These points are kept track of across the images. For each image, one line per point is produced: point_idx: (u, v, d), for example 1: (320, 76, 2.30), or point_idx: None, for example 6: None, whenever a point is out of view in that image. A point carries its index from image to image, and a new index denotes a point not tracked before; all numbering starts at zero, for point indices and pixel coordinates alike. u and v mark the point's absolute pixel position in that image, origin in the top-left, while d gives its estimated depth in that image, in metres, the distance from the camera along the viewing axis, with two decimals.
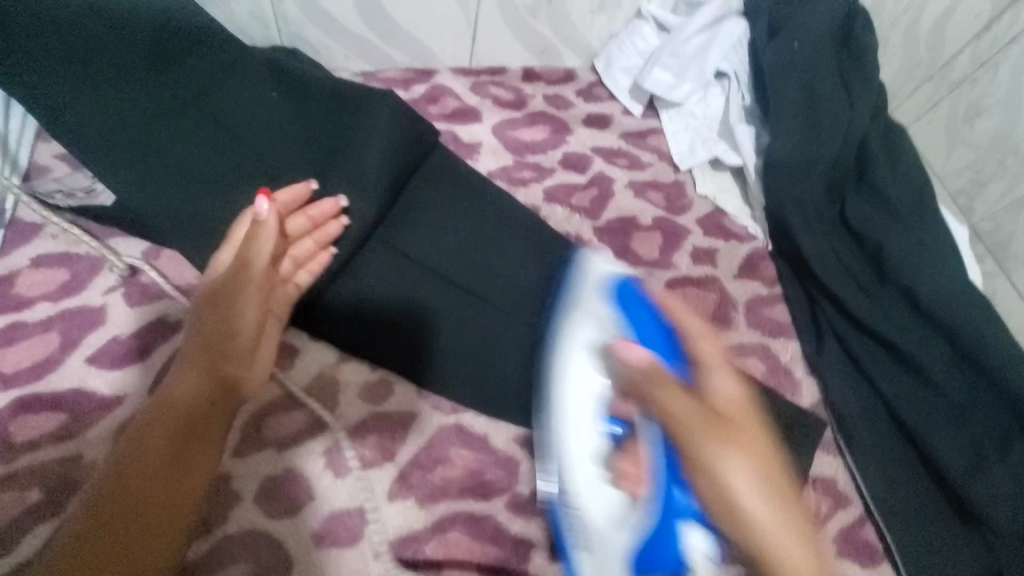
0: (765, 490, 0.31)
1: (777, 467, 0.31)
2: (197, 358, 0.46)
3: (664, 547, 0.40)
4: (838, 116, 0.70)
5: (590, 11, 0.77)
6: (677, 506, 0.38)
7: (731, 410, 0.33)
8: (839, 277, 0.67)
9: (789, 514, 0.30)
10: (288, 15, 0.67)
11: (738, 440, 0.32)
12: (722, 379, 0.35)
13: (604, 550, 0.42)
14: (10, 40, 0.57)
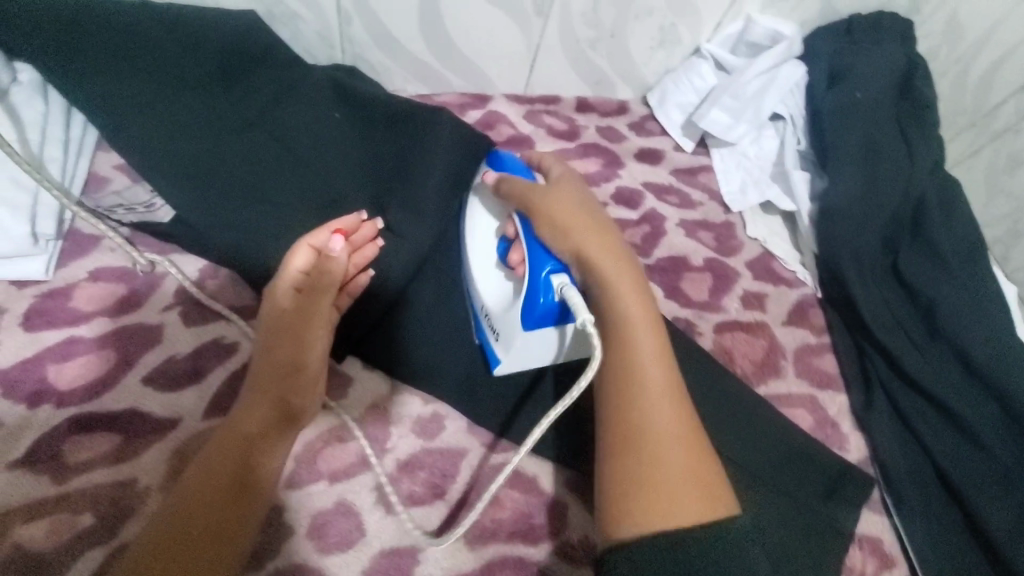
0: (570, 209, 0.49)
1: (607, 230, 0.49)
2: (264, 387, 0.47)
3: (536, 297, 0.48)
4: (899, 167, 0.71)
5: (650, 47, 0.77)
6: (540, 260, 0.49)
7: (584, 205, 0.50)
8: (892, 331, 0.65)
9: (585, 220, 0.48)
10: (354, 37, 0.67)
11: (550, 191, 0.50)
12: (569, 186, 0.52)
13: (503, 323, 0.51)
14: (70, 45, 0.54)
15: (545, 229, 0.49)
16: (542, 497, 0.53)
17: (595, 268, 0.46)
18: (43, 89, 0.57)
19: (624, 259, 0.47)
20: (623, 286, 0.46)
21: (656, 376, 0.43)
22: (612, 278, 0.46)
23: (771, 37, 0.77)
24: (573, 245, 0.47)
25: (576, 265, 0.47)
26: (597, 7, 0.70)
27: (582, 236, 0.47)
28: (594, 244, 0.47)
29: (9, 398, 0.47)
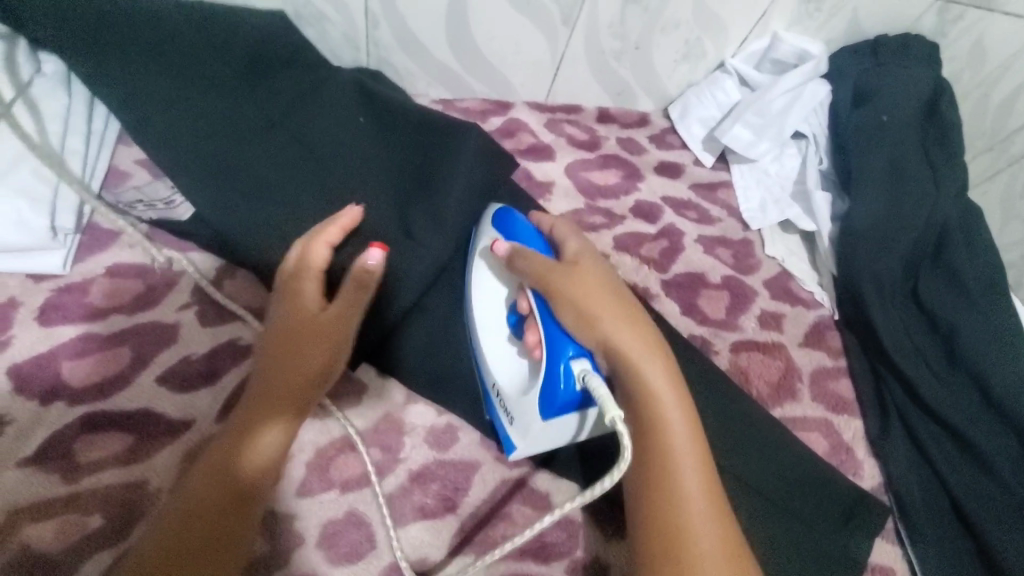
0: (594, 291, 0.48)
1: (629, 310, 0.48)
2: (273, 386, 0.46)
3: (555, 387, 0.46)
4: (923, 191, 0.70)
5: (674, 60, 0.76)
6: (560, 346, 0.46)
7: (609, 289, 0.49)
8: (910, 357, 0.65)
9: (609, 302, 0.47)
10: (380, 41, 0.67)
11: (571, 271, 0.49)
12: (589, 262, 0.51)
13: (520, 409, 0.49)
14: (94, 35, 0.53)
15: (567, 313, 0.47)
16: (555, 514, 0.52)
17: (626, 359, 0.45)
18: (67, 81, 0.56)
19: (650, 342, 0.47)
20: (656, 382, 0.45)
21: (691, 476, 0.42)
22: (646, 372, 0.45)
23: (797, 56, 0.76)
24: (601, 333, 0.46)
25: (603, 353, 0.46)
26: (624, 19, 0.69)
27: (610, 325, 0.46)
28: (623, 332, 0.46)
29: (22, 393, 0.47)
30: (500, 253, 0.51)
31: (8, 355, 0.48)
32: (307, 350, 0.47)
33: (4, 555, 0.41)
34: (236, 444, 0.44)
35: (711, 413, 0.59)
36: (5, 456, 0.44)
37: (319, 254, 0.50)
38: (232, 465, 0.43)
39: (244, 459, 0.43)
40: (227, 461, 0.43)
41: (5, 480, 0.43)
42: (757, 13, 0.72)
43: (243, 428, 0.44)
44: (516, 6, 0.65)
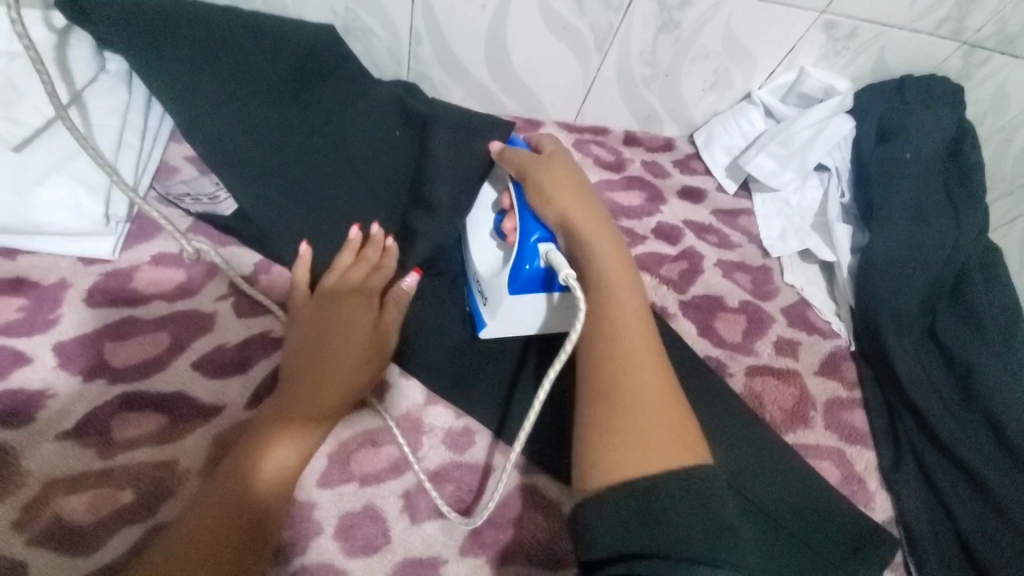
0: (560, 175, 0.53)
1: (589, 196, 0.52)
2: (325, 382, 0.48)
3: (523, 261, 0.50)
4: (944, 229, 0.71)
5: (702, 89, 0.78)
6: (529, 227, 0.51)
7: (573, 176, 0.53)
8: (926, 391, 0.65)
9: (571, 185, 0.52)
10: (422, 57, 0.70)
11: (544, 161, 0.54)
12: (562, 158, 0.56)
13: (493, 288, 0.54)
14: (158, 33, 0.55)
15: (533, 193, 0.52)
16: (564, 523, 0.52)
17: (579, 233, 0.48)
18: (128, 79, 0.60)
19: (603, 222, 0.50)
20: (606, 254, 0.48)
21: (636, 337, 0.44)
22: (598, 249, 0.48)
23: (825, 90, 0.78)
24: (559, 207, 0.50)
25: (559, 228, 0.50)
26: (657, 47, 0.71)
27: (564, 201, 0.50)
28: (574, 207, 0.50)
29: (66, 369, 0.49)
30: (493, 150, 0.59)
31: (55, 333, 0.50)
32: (353, 352, 0.51)
33: (35, 525, 0.42)
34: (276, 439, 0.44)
35: (723, 436, 0.60)
36: (46, 428, 0.46)
37: (377, 279, 0.56)
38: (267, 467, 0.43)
39: (281, 461, 0.44)
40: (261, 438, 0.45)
41: (43, 452, 0.45)
42: (783, 51, 0.74)
43: (282, 413, 0.46)
44: (552, 30, 0.68)
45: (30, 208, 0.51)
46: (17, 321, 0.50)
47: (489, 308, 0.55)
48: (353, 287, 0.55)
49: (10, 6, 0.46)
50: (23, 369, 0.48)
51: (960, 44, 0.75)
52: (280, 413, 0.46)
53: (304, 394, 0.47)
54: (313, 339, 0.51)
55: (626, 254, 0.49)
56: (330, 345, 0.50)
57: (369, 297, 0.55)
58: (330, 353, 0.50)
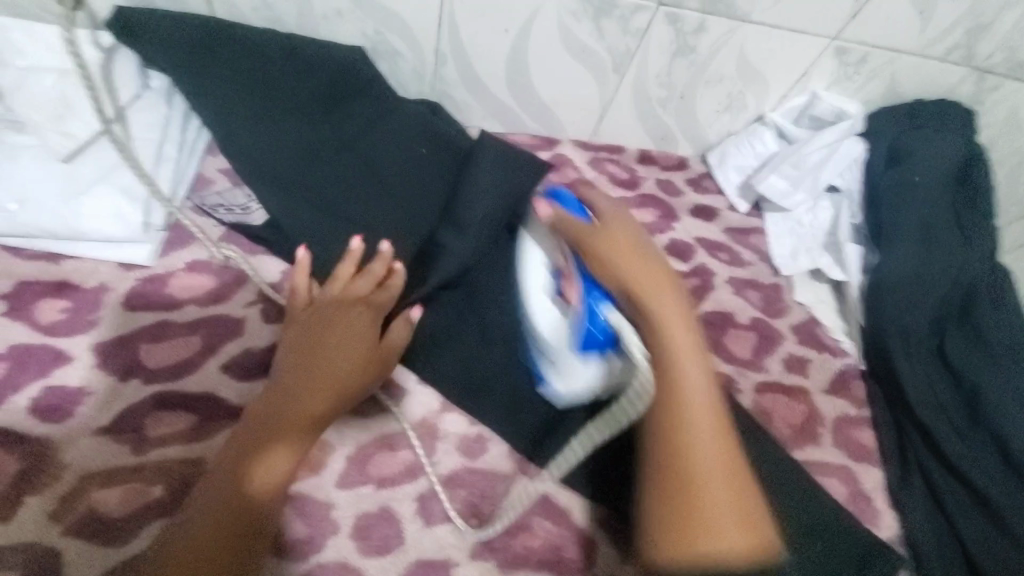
0: (624, 245, 0.49)
1: (653, 261, 0.49)
2: (322, 386, 0.49)
3: (594, 329, 0.49)
4: (952, 251, 0.72)
5: (716, 111, 0.80)
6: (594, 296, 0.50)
7: (637, 242, 0.50)
8: (934, 410, 0.66)
9: (635, 254, 0.49)
10: (445, 78, 0.73)
11: (605, 230, 0.50)
12: (622, 220, 0.52)
13: (560, 353, 0.53)
14: (199, 52, 0.59)
15: (596, 268, 0.49)
16: (574, 531, 0.54)
17: (645, 304, 0.46)
18: (168, 95, 0.63)
19: (671, 289, 0.47)
20: (670, 317, 0.45)
21: (700, 412, 0.43)
22: (663, 311, 0.45)
23: (835, 114, 0.80)
24: (622, 283, 0.47)
25: (625, 302, 0.47)
26: (672, 70, 0.74)
27: (630, 274, 0.47)
28: (642, 279, 0.47)
29: (104, 368, 0.52)
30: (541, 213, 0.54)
31: (94, 333, 0.53)
32: (345, 359, 0.51)
33: (71, 516, 0.45)
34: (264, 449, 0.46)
35: None
36: (84, 423, 0.49)
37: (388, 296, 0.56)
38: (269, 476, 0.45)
39: (275, 467, 0.46)
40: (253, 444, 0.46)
41: (81, 447, 0.48)
42: (796, 75, 0.76)
43: (271, 419, 0.47)
44: (572, 53, 0.70)
45: (78, 217, 0.55)
46: (60, 321, 0.53)
47: (557, 372, 0.55)
48: (365, 304, 0.54)
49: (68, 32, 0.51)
50: (64, 367, 0.51)
51: (971, 71, 0.76)
52: (269, 421, 0.47)
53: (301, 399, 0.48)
54: (313, 343, 0.51)
55: (694, 310, 0.47)
56: (324, 351, 0.51)
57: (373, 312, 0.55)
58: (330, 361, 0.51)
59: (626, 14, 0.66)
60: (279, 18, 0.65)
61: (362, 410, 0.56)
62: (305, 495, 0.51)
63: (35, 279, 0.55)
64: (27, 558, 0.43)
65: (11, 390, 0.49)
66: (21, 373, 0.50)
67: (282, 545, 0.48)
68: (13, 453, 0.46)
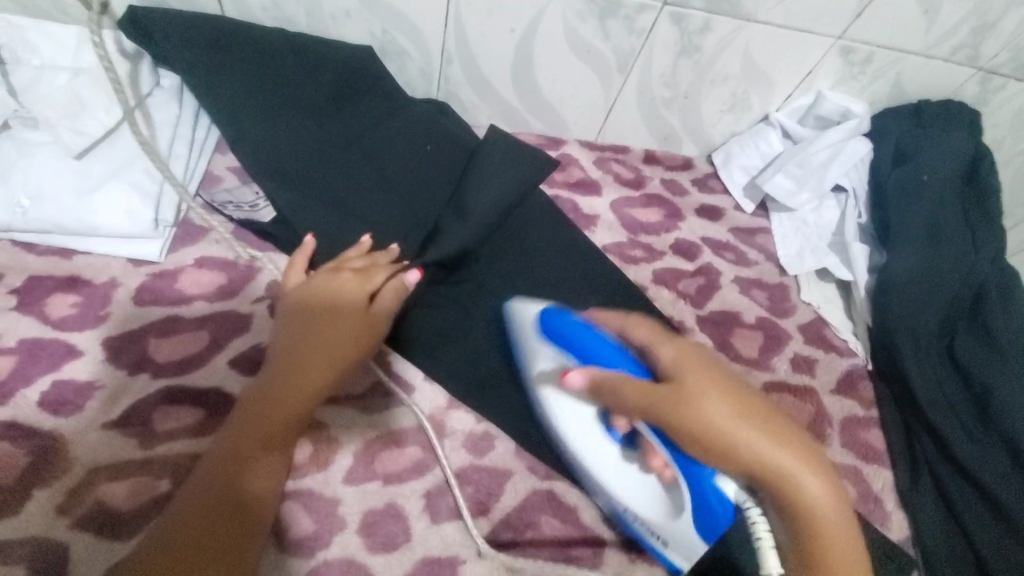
0: (727, 402, 0.39)
1: (767, 413, 0.39)
2: (311, 367, 0.48)
3: (710, 503, 0.41)
4: (961, 253, 0.72)
5: (720, 110, 0.80)
6: (697, 477, 0.41)
7: (733, 389, 0.40)
8: (944, 411, 0.65)
9: (742, 409, 0.39)
10: (451, 78, 0.73)
11: (694, 390, 0.39)
12: (694, 361, 0.41)
13: (680, 537, 0.47)
14: (209, 50, 0.60)
15: (698, 449, 0.39)
16: (581, 529, 0.53)
17: (779, 484, 0.37)
18: (179, 94, 0.64)
19: (806, 449, 0.38)
20: (811, 496, 0.37)
21: None
22: (804, 493, 0.37)
23: (841, 114, 0.79)
24: (743, 463, 0.38)
25: (743, 477, 0.39)
26: (677, 70, 0.74)
27: (754, 452, 0.38)
28: (772, 456, 0.37)
29: (113, 363, 0.52)
30: (577, 386, 0.44)
31: (103, 328, 0.54)
32: (336, 333, 0.50)
33: (78, 509, 0.45)
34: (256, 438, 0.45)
35: None
36: (93, 417, 0.49)
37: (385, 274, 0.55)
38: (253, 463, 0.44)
39: (273, 466, 0.46)
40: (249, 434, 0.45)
41: (90, 440, 0.48)
42: (800, 75, 0.76)
43: (264, 405, 0.46)
44: (577, 53, 0.71)
45: (89, 213, 0.56)
46: (71, 316, 0.54)
47: (677, 551, 0.48)
48: (354, 271, 0.54)
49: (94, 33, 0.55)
50: (74, 362, 0.52)
51: (976, 70, 0.76)
52: (264, 407, 0.46)
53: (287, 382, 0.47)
54: (304, 323, 0.50)
55: (832, 466, 0.39)
56: (315, 326, 0.50)
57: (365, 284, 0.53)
58: (319, 342, 0.49)
59: (631, 13, 0.67)
60: (287, 18, 0.65)
61: (371, 406, 0.56)
62: (312, 491, 0.51)
63: (47, 275, 0.56)
64: (33, 551, 0.43)
65: (21, 383, 0.50)
66: (31, 367, 0.51)
67: (288, 541, 0.48)
68: (22, 445, 0.47)
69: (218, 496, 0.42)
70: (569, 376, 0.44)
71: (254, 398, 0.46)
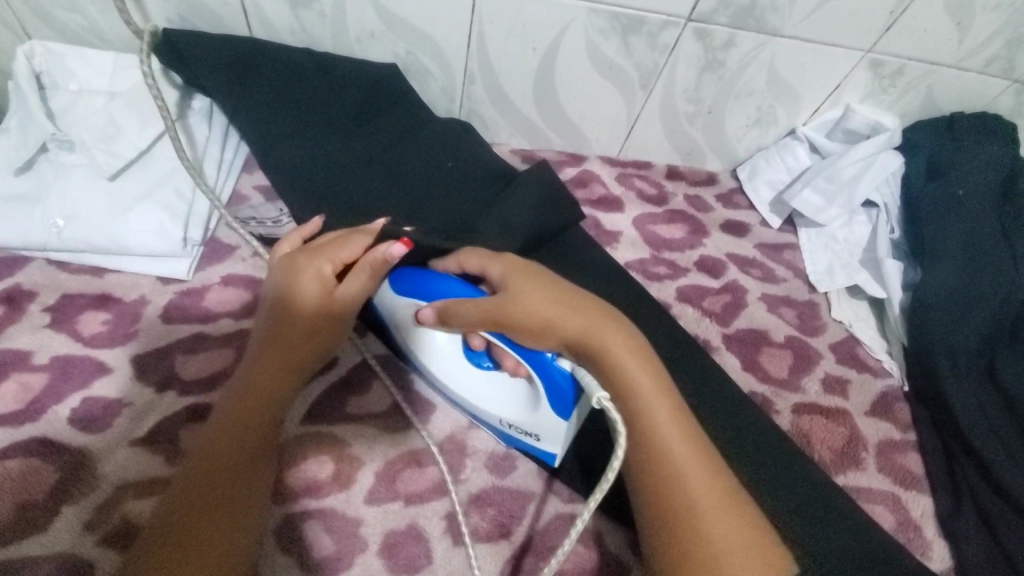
0: (546, 294, 0.45)
1: (571, 295, 0.46)
2: (275, 362, 0.49)
3: (554, 379, 0.46)
4: (1002, 268, 0.68)
5: (745, 124, 0.79)
6: (536, 359, 0.46)
7: (550, 284, 0.46)
8: (987, 436, 0.62)
9: (558, 298, 0.45)
10: (473, 96, 0.74)
11: (515, 289, 0.45)
12: (518, 274, 0.47)
13: (543, 427, 0.49)
14: (240, 69, 0.62)
15: (528, 338, 0.44)
16: (606, 554, 0.52)
17: (591, 348, 0.44)
18: (209, 115, 0.67)
19: (610, 320, 0.45)
20: (616, 347, 0.44)
21: (675, 436, 0.42)
22: (609, 347, 0.44)
23: (871, 127, 0.78)
24: (562, 334, 0.44)
25: (566, 352, 0.45)
26: (700, 86, 0.73)
27: (569, 326, 0.44)
28: (580, 326, 0.44)
29: (141, 380, 0.53)
30: (429, 320, 0.48)
31: (133, 345, 0.55)
32: (299, 324, 0.49)
33: (105, 526, 0.45)
34: (239, 434, 0.46)
35: (768, 476, 0.57)
36: (121, 434, 0.50)
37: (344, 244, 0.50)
38: (232, 452, 0.45)
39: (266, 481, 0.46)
40: (244, 430, 0.46)
41: (117, 457, 0.48)
42: (829, 88, 0.75)
43: (247, 398, 0.47)
44: (599, 69, 0.71)
45: (121, 232, 0.57)
46: (102, 333, 0.55)
47: (550, 440, 0.51)
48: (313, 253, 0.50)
49: (144, 60, 0.58)
50: (104, 378, 0.52)
51: (1012, 81, 0.74)
52: (249, 400, 0.47)
53: (256, 376, 0.49)
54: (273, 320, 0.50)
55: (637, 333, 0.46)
56: (283, 321, 0.49)
57: (325, 262, 0.49)
58: (285, 335, 0.49)
59: (654, 30, 0.66)
60: (314, 40, 0.67)
61: (394, 425, 0.56)
62: (334, 510, 0.50)
63: (80, 293, 0.57)
64: (62, 567, 0.43)
65: (54, 400, 0.51)
66: (64, 384, 0.52)
67: (310, 561, 0.48)
68: (52, 461, 0.47)
69: (213, 496, 0.42)
70: (420, 315, 0.48)
71: (235, 393, 0.48)
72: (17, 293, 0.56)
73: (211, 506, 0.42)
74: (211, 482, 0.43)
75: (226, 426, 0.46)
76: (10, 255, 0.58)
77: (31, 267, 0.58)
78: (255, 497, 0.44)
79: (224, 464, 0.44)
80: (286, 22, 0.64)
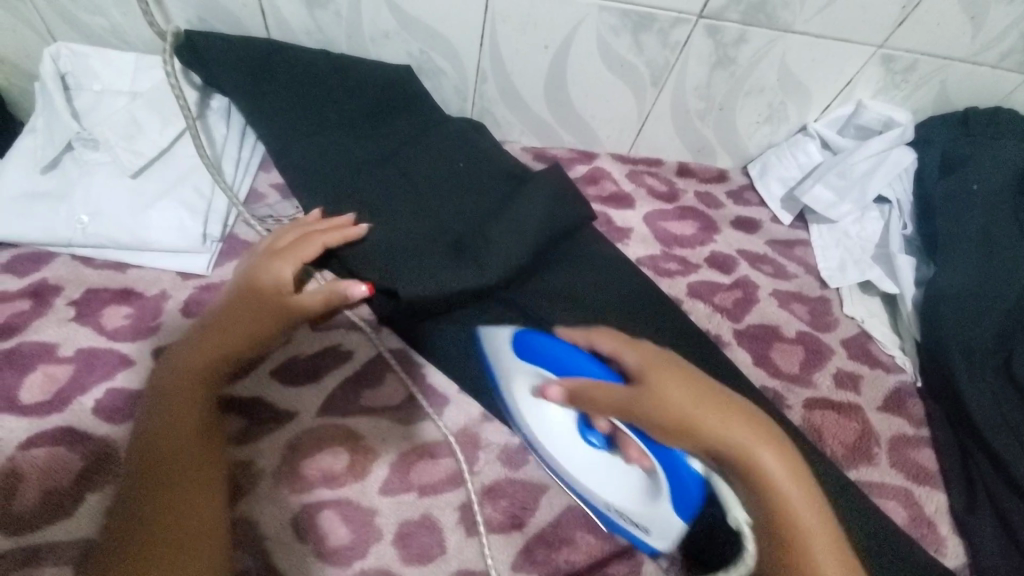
0: (688, 391, 0.42)
1: (713, 395, 0.42)
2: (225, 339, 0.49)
3: (687, 484, 0.44)
4: (1019, 264, 0.68)
5: (756, 122, 0.79)
6: (673, 460, 0.43)
7: (692, 380, 0.43)
8: (1003, 432, 0.62)
9: (700, 397, 0.42)
10: (486, 94, 0.75)
11: (651, 382, 0.42)
12: (658, 366, 0.43)
13: (656, 520, 0.48)
14: (256, 67, 0.63)
15: (663, 433, 0.41)
16: (618, 547, 0.52)
17: (741, 459, 0.40)
18: (228, 114, 0.68)
19: (759, 425, 0.42)
20: (769, 462, 0.40)
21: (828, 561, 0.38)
22: (763, 467, 0.40)
23: (883, 123, 0.79)
24: (705, 439, 0.40)
25: (705, 457, 0.41)
26: (711, 83, 0.74)
27: (721, 432, 0.40)
28: (733, 435, 0.40)
29: None
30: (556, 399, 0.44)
31: (154, 338, 0.56)
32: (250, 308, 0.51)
33: None
34: (192, 410, 0.46)
35: None
36: None
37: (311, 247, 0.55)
38: (188, 440, 0.44)
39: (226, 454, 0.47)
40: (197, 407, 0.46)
41: None
42: (841, 84, 0.75)
43: (197, 376, 0.48)
44: (610, 67, 0.71)
45: (142, 227, 0.59)
46: (124, 326, 0.56)
47: (658, 534, 0.49)
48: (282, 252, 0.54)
49: (167, 59, 0.59)
50: (127, 370, 0.54)
51: None
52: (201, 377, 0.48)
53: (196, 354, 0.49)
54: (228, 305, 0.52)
55: (787, 440, 0.42)
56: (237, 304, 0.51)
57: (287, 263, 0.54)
58: (236, 317, 0.51)
59: (665, 28, 0.67)
60: (329, 40, 0.68)
61: (407, 418, 0.57)
62: (349, 500, 0.51)
63: (103, 287, 0.59)
64: (82, 552, 0.44)
65: (78, 390, 0.52)
66: (87, 375, 0.53)
67: (326, 551, 0.49)
68: (76, 449, 0.49)
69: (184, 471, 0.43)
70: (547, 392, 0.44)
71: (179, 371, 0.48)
72: (43, 286, 0.58)
73: (167, 494, 0.41)
74: (172, 458, 0.43)
75: (164, 416, 0.45)
76: (37, 251, 0.60)
77: (56, 263, 0.60)
78: (216, 469, 0.44)
79: (181, 440, 0.44)
80: (302, 22, 0.66)
